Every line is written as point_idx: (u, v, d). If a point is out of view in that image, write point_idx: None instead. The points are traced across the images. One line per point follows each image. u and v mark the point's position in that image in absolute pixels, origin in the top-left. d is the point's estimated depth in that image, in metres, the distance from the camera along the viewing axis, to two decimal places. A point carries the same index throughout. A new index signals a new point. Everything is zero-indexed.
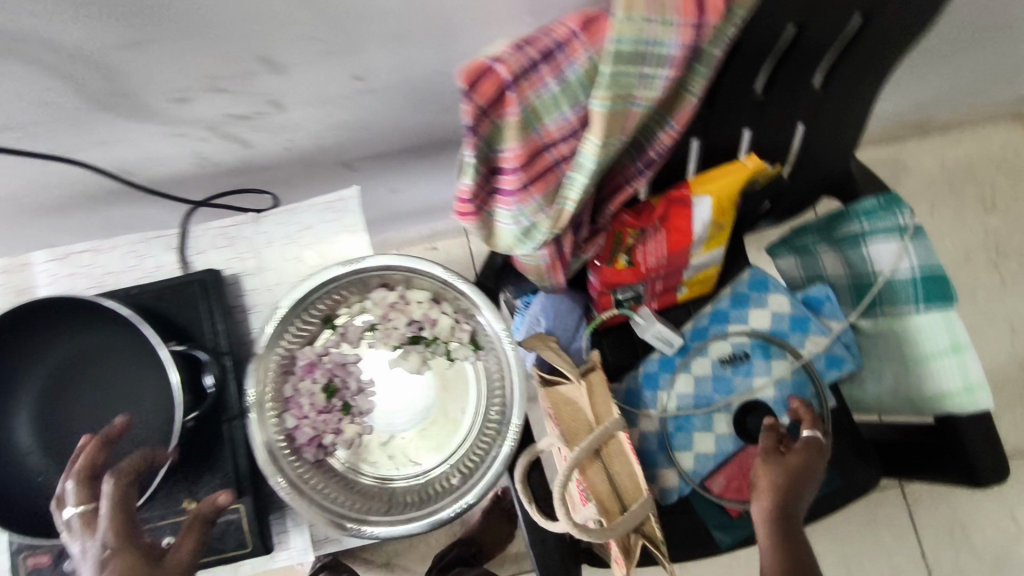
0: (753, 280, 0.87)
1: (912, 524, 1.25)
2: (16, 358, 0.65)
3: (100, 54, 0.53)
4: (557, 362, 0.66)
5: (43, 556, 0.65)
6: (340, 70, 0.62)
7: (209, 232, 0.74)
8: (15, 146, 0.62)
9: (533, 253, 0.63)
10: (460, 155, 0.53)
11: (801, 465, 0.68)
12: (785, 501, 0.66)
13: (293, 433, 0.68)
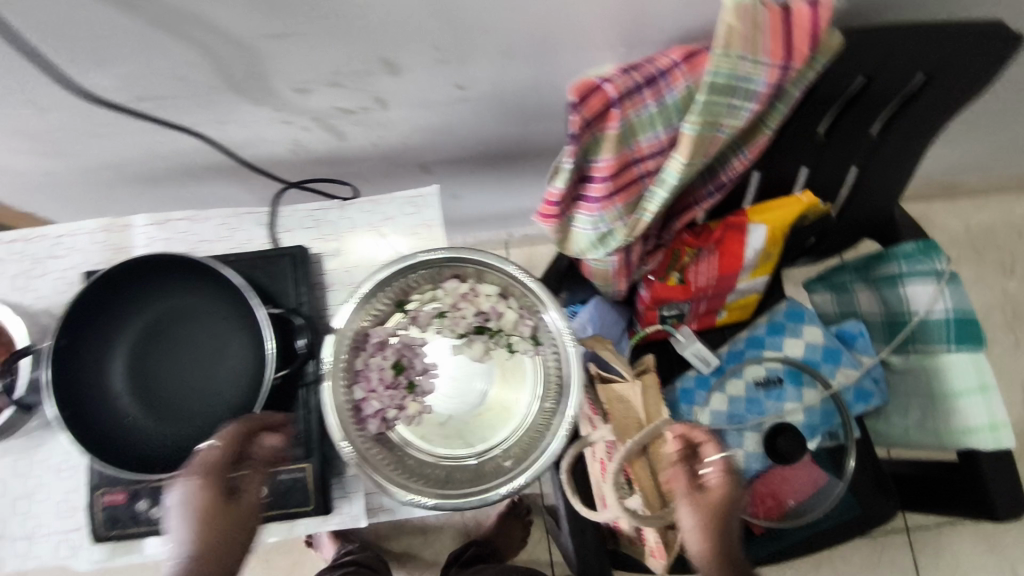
0: (791, 310, 0.93)
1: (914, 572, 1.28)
2: (120, 306, 0.69)
3: (250, 43, 0.58)
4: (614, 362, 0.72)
5: (119, 495, 0.69)
6: (447, 78, 0.69)
7: (297, 213, 0.79)
8: (146, 116, 0.68)
9: (603, 258, 0.69)
10: (559, 160, 0.60)
11: (722, 497, 0.56)
12: (718, 540, 0.54)
13: (361, 404, 0.73)
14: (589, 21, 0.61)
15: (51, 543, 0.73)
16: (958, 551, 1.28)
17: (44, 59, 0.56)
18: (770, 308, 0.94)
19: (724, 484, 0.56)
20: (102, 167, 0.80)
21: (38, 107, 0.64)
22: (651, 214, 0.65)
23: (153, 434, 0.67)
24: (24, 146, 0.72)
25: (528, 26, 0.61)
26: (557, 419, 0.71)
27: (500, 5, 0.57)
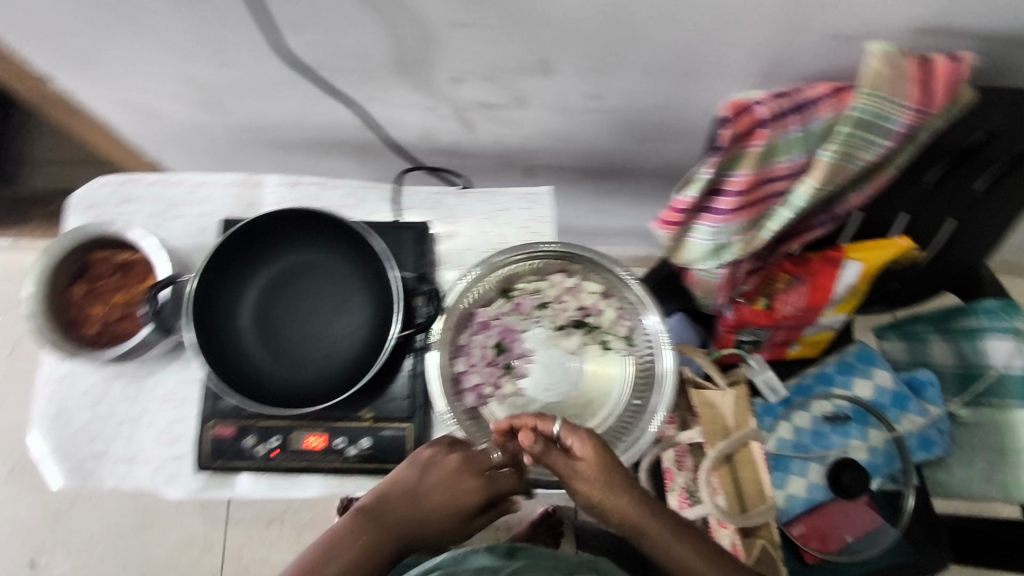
0: (862, 353, 0.96)
1: None
2: (255, 251, 0.73)
3: (434, 30, 0.64)
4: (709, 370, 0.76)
5: (228, 429, 0.72)
6: (591, 87, 0.74)
7: (420, 194, 0.84)
8: (311, 84, 0.73)
9: (712, 270, 0.74)
10: (697, 169, 0.65)
11: (584, 458, 0.63)
12: (606, 484, 0.62)
13: (461, 376, 0.77)
14: (738, 50, 0.67)
15: (150, 468, 0.77)
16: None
17: (249, 19, 0.62)
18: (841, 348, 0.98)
19: (580, 449, 0.63)
20: (246, 127, 0.85)
21: (220, 62, 0.70)
22: (770, 232, 0.70)
23: (273, 375, 0.72)
24: (189, 97, 0.78)
25: (682, 49, 0.66)
26: (646, 415, 0.75)
27: (667, 25, 0.62)
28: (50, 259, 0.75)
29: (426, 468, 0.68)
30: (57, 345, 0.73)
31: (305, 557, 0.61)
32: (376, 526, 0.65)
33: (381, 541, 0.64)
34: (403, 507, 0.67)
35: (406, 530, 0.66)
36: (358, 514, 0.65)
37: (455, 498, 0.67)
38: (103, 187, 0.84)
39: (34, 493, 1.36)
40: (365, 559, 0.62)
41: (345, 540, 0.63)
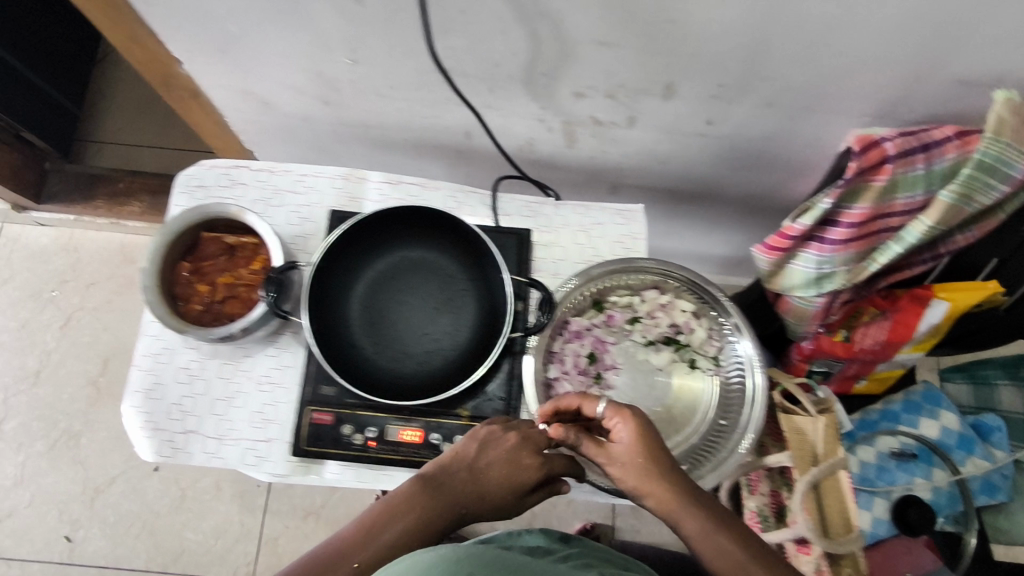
0: (928, 393, 0.98)
1: None
2: (368, 243, 0.75)
3: (574, 45, 0.66)
4: (800, 396, 0.77)
5: (327, 415, 0.74)
6: (704, 112, 0.76)
7: (518, 201, 0.86)
8: (436, 84, 0.75)
9: (809, 297, 0.76)
10: (816, 199, 0.66)
11: (623, 440, 0.63)
12: (642, 463, 0.62)
13: (553, 383, 0.78)
14: (859, 88, 0.69)
15: (239, 448, 0.77)
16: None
17: (401, 21, 0.65)
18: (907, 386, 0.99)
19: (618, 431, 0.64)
20: (355, 123, 0.88)
21: (355, 60, 0.72)
22: (875, 264, 0.72)
23: (381, 368, 0.73)
24: (310, 90, 0.80)
25: (806, 82, 0.69)
26: (736, 436, 0.76)
27: (799, 59, 0.65)
28: (167, 236, 0.76)
29: (488, 445, 0.68)
30: (166, 319, 0.73)
31: (360, 523, 0.60)
32: (434, 497, 0.64)
33: (436, 514, 0.63)
34: (461, 482, 0.66)
35: (462, 506, 0.65)
36: (416, 485, 0.64)
37: (508, 479, 0.67)
38: (211, 169, 0.86)
39: (74, 468, 1.36)
40: (416, 530, 0.61)
41: (404, 509, 0.62)
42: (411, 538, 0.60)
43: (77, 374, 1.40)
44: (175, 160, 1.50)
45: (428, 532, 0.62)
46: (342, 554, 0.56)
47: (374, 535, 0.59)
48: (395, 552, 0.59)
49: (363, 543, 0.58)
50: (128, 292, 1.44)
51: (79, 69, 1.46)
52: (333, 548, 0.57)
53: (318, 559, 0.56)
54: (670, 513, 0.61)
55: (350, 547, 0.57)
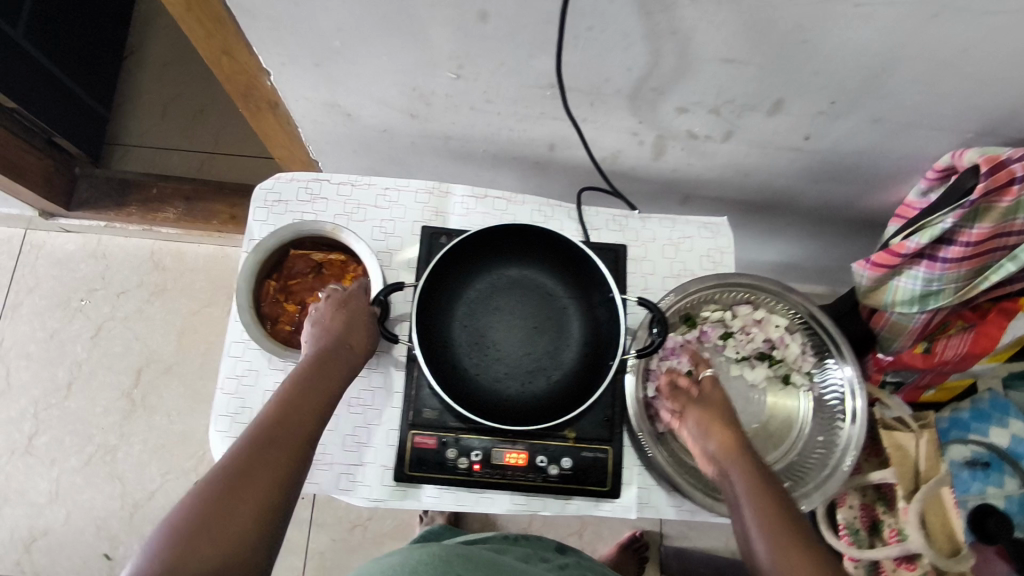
0: (996, 401, 1.01)
1: None
2: (471, 261, 0.74)
3: (694, 62, 0.65)
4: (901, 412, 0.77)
5: (430, 439, 0.73)
6: (805, 127, 0.76)
7: (604, 214, 0.85)
8: (537, 98, 0.74)
9: (910, 313, 0.76)
10: (936, 218, 0.66)
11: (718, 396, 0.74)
12: (721, 414, 0.72)
13: (652, 402, 0.78)
14: (970, 108, 0.69)
15: (333, 473, 0.74)
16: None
17: (522, 38, 0.62)
18: (974, 395, 1.02)
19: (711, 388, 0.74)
20: (436, 135, 0.85)
21: (458, 74, 0.70)
22: (985, 282, 0.72)
23: (485, 390, 0.70)
24: (399, 104, 0.78)
25: (920, 101, 0.68)
26: (836, 453, 0.75)
27: (923, 79, 0.64)
28: (260, 256, 0.73)
29: (319, 321, 0.70)
30: (263, 342, 0.72)
31: (257, 431, 0.60)
32: (319, 387, 0.65)
33: (325, 397, 0.65)
34: (329, 368, 0.67)
35: (339, 381, 0.67)
36: (297, 382, 0.64)
37: (355, 343, 0.70)
38: (290, 182, 0.82)
39: (111, 483, 1.29)
40: (315, 417, 0.63)
41: (296, 405, 0.63)
42: (308, 425, 0.62)
43: (110, 386, 1.35)
44: (205, 164, 1.45)
45: (323, 411, 0.65)
46: (258, 459, 0.57)
47: (282, 435, 0.60)
48: (307, 438, 0.62)
49: (276, 445, 0.59)
50: (161, 301, 1.40)
51: (104, 69, 1.40)
52: (241, 458, 0.57)
53: (231, 471, 0.56)
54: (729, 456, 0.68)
55: (257, 451, 0.58)
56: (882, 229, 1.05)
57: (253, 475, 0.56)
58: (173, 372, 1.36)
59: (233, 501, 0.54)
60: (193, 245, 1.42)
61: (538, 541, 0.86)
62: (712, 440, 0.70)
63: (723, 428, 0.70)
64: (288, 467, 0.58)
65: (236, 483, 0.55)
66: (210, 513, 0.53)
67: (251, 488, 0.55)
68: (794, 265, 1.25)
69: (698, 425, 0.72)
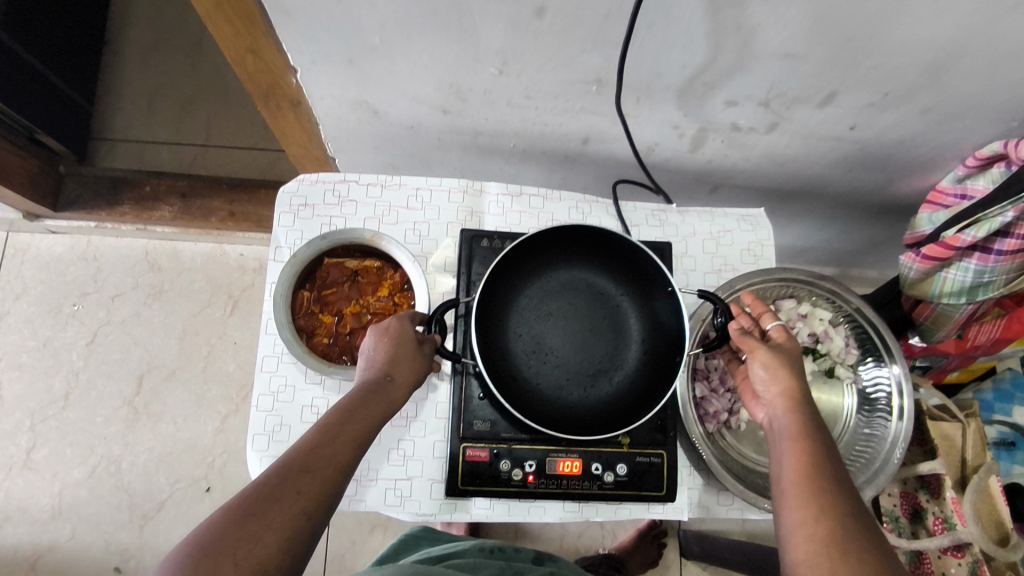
0: (1017, 380, 1.07)
1: None
2: (524, 266, 0.71)
3: (754, 56, 0.62)
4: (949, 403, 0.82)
5: (482, 451, 0.71)
6: (853, 119, 0.74)
7: (642, 210, 0.82)
8: (581, 94, 0.70)
9: (956, 303, 0.79)
10: (993, 213, 0.68)
11: (790, 346, 0.66)
12: (792, 362, 0.64)
13: (701, 401, 0.76)
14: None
15: (379, 489, 0.72)
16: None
17: (578, 34, 0.59)
18: (995, 375, 1.08)
19: (783, 336, 0.67)
20: (466, 131, 0.81)
21: (501, 70, 0.66)
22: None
23: (548, 398, 0.68)
24: (433, 101, 0.74)
25: (977, 93, 0.67)
26: (885, 447, 0.73)
27: (986, 71, 0.63)
28: (295, 267, 0.69)
29: (373, 357, 0.61)
30: (305, 358, 0.67)
31: (289, 456, 0.50)
32: (362, 410, 0.56)
33: (369, 426, 0.55)
34: (375, 395, 0.57)
35: (386, 412, 0.58)
36: (342, 406, 0.55)
37: (407, 376, 0.60)
38: (315, 185, 0.78)
39: (117, 494, 1.24)
40: (356, 448, 0.53)
41: (336, 429, 0.53)
42: (347, 455, 0.52)
43: (110, 395, 1.29)
44: (197, 157, 1.37)
45: (364, 443, 0.55)
46: (285, 488, 0.48)
47: (317, 461, 0.50)
48: (342, 471, 0.52)
49: (309, 474, 0.49)
50: (158, 303, 1.33)
51: (83, 59, 1.32)
52: (267, 485, 0.47)
53: (253, 499, 0.46)
54: (796, 410, 0.61)
55: (285, 477, 0.48)
56: (906, 214, 1.05)
57: (276, 505, 0.46)
58: (176, 377, 1.31)
59: (254, 524, 0.45)
60: (189, 243, 1.35)
61: (518, 554, 0.78)
62: (773, 387, 0.63)
63: (789, 376, 0.63)
64: (316, 501, 0.49)
65: (255, 513, 0.45)
66: (223, 547, 0.43)
67: (275, 509, 0.46)
68: (811, 248, 1.24)
69: (763, 371, 0.64)
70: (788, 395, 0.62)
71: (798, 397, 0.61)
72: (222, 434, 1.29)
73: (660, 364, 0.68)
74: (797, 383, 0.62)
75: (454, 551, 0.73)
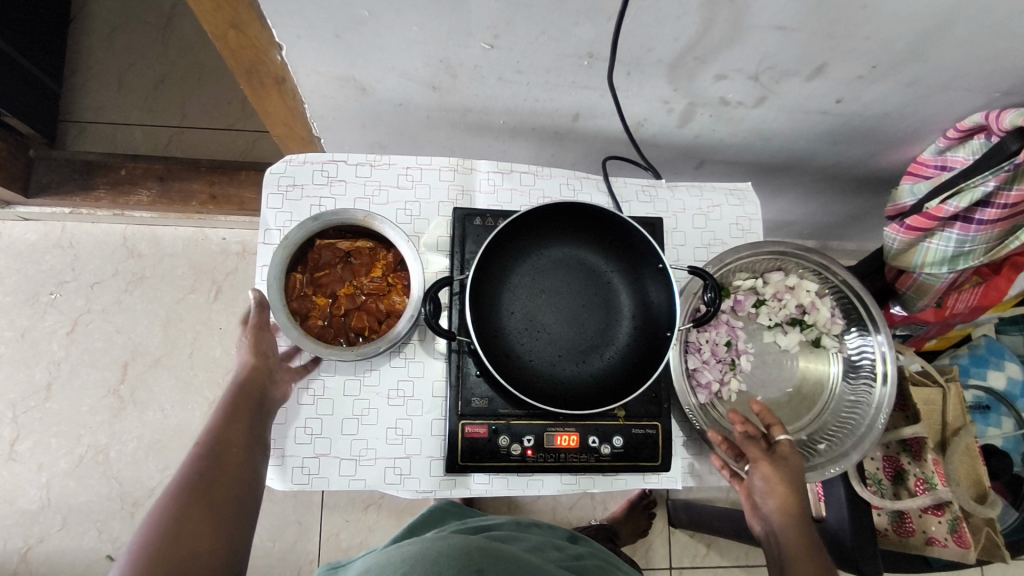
0: (992, 346, 1.11)
1: None
2: (514, 247, 0.71)
3: (746, 27, 0.62)
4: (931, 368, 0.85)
5: (480, 428, 0.71)
6: (840, 92, 0.75)
7: (632, 186, 0.83)
8: (572, 68, 0.70)
9: (938, 272, 0.83)
10: (976, 183, 0.71)
11: (795, 461, 0.68)
12: (792, 480, 0.66)
13: (694, 373, 0.77)
14: (1005, 70, 0.69)
15: (379, 468, 0.72)
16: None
17: (572, 7, 0.59)
18: (972, 342, 1.12)
19: (787, 448, 0.68)
20: (455, 108, 0.81)
21: (493, 45, 0.66)
22: (1017, 241, 0.77)
23: (543, 374, 0.69)
24: (422, 77, 0.73)
25: (962, 65, 0.68)
26: (870, 412, 0.75)
27: (972, 42, 0.64)
28: (287, 250, 0.68)
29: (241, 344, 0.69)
30: (303, 341, 0.65)
31: (194, 456, 0.54)
32: (242, 402, 0.60)
33: (252, 411, 0.60)
34: (254, 382, 0.63)
35: (262, 394, 0.63)
36: (224, 403, 0.59)
37: (249, 354, 0.64)
38: (304, 165, 0.77)
39: (106, 484, 1.23)
40: (252, 428, 0.59)
41: (229, 422, 0.58)
42: (245, 436, 0.58)
43: (94, 384, 1.27)
44: (173, 139, 1.34)
45: (257, 422, 0.60)
46: (211, 479, 0.52)
47: (219, 451, 0.55)
48: (248, 446, 0.57)
49: (225, 460, 0.54)
50: (140, 290, 1.31)
51: (49, 38, 1.27)
52: (190, 480, 0.51)
53: (183, 494, 0.50)
54: (791, 530, 0.64)
55: (203, 469, 0.53)
56: (886, 187, 1.07)
57: (203, 497, 0.50)
58: (161, 365, 1.29)
59: (193, 509, 0.49)
60: (169, 227, 1.33)
61: (553, 531, 0.78)
62: (771, 502, 0.65)
63: (787, 494, 0.65)
64: (242, 475, 0.54)
65: (193, 503, 0.50)
66: (175, 536, 0.47)
67: (206, 497, 0.51)
68: (793, 222, 1.26)
69: (763, 487, 0.66)
70: (783, 511, 0.64)
71: (796, 513, 0.64)
72: None
73: (649, 341, 0.70)
74: (794, 503, 0.65)
75: (491, 525, 0.73)
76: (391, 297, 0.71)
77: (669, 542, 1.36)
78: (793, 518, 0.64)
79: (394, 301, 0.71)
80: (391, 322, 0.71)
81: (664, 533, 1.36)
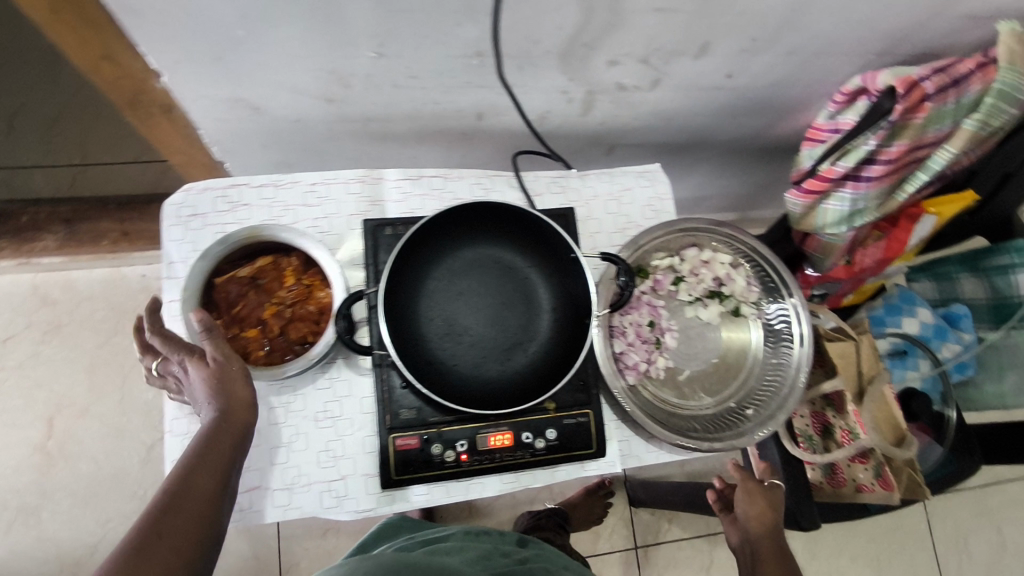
0: (903, 294, 1.18)
1: (961, 534, 1.44)
2: (425, 252, 0.71)
3: (623, 13, 0.63)
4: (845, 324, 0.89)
5: (412, 439, 0.70)
6: (727, 68, 0.77)
7: (543, 178, 0.84)
8: (466, 69, 0.70)
9: (838, 232, 0.87)
10: (860, 143, 0.75)
11: (773, 483, 0.82)
12: (767, 493, 0.80)
13: (621, 356, 0.79)
14: (875, 33, 0.73)
15: (314, 494, 0.71)
16: (985, 506, 1.46)
17: (448, 7, 0.59)
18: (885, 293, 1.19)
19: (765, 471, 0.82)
20: (356, 119, 0.80)
21: (380, 53, 0.65)
22: (902, 193, 0.86)
23: (468, 378, 0.69)
24: (314, 90, 0.71)
25: (834, 31, 0.71)
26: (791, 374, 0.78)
27: (838, 9, 0.67)
28: (190, 300, 0.65)
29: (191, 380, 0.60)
30: None
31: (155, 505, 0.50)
32: (221, 441, 0.56)
33: (228, 455, 0.56)
34: (236, 416, 0.58)
35: (246, 432, 0.59)
36: (198, 443, 0.55)
37: (220, 396, 0.57)
38: (204, 192, 0.74)
39: (41, 546, 1.17)
40: (224, 478, 0.54)
41: (198, 466, 0.53)
42: (220, 480, 0.54)
43: (17, 443, 1.20)
44: (77, 178, 1.28)
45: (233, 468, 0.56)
46: (166, 542, 0.48)
47: (183, 502, 0.50)
48: (214, 498, 0.53)
49: (186, 517, 0.50)
50: (57, 341, 1.25)
51: None
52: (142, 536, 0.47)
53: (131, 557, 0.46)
54: (761, 530, 0.78)
55: (159, 526, 0.48)
56: (791, 154, 1.11)
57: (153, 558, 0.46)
58: (88, 415, 1.23)
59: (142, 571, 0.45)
60: (82, 270, 1.27)
61: (505, 535, 0.78)
62: (749, 510, 0.79)
63: (762, 504, 0.79)
64: (206, 533, 0.51)
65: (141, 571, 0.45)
66: None
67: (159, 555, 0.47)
68: (713, 198, 1.30)
69: (744, 499, 0.81)
70: (758, 517, 0.79)
71: (767, 518, 0.78)
72: (150, 465, 1.23)
73: (570, 330, 0.71)
74: (767, 509, 0.79)
75: (441, 535, 0.73)
76: (316, 295, 0.71)
77: (631, 522, 1.38)
78: (766, 521, 0.78)
79: (320, 297, 0.70)
80: (327, 319, 0.70)
81: (625, 514, 1.38)
